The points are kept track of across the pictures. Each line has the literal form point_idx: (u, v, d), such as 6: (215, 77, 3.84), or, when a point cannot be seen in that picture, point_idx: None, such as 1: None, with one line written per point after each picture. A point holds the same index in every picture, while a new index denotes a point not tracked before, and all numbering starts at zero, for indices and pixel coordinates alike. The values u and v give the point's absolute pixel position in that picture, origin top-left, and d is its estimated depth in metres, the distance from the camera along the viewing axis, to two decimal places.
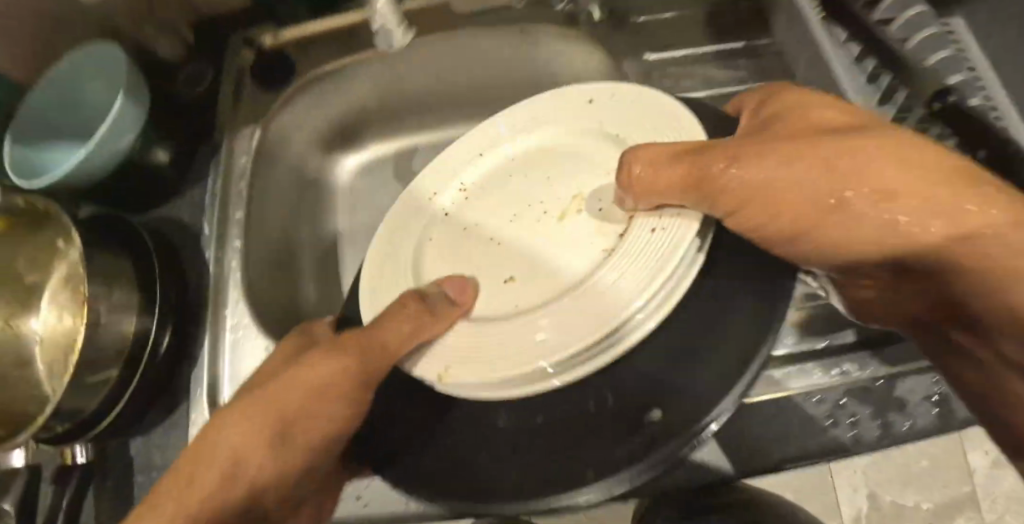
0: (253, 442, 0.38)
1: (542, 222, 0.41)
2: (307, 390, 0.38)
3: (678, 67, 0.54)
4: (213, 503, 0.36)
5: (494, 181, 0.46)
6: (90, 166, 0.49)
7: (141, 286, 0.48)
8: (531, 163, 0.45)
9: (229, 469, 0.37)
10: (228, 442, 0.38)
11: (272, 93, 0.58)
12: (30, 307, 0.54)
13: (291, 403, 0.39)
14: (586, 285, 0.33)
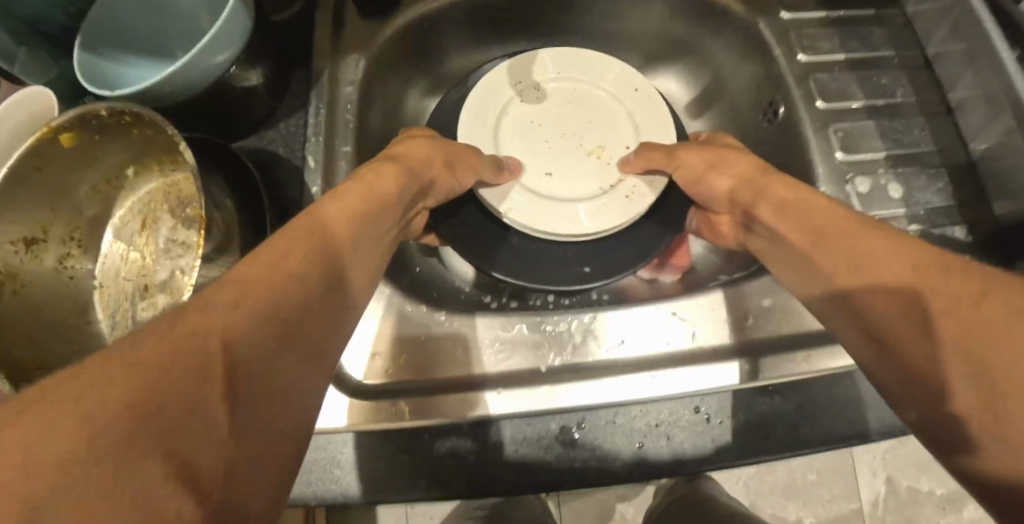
0: (287, 283, 0.29)
1: (566, 159, 0.51)
2: (253, 275, 0.28)
3: (813, 28, 0.52)
4: (210, 334, 0.24)
5: (538, 122, 0.52)
6: (194, 77, 0.42)
7: (249, 218, 0.43)
8: (559, 113, 0.52)
9: (264, 312, 0.27)
10: (278, 279, 0.28)
11: (376, 22, 0.52)
12: (92, 245, 0.47)
13: (236, 298, 0.26)
14: (597, 198, 0.49)
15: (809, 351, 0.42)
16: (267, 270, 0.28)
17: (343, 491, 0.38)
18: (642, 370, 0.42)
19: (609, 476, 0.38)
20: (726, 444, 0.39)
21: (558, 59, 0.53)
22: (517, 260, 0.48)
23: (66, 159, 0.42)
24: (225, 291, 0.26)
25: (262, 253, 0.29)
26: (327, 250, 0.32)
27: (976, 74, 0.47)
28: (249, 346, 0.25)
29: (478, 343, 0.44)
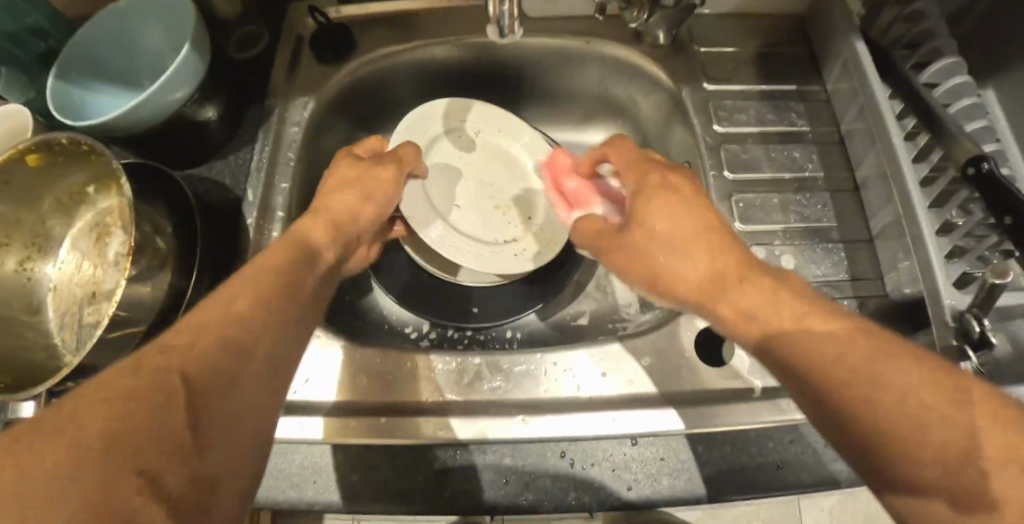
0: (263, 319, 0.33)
1: (478, 210, 0.59)
2: (249, 310, 0.33)
3: (733, 101, 0.55)
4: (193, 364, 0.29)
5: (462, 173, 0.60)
6: (151, 113, 0.47)
7: (185, 239, 0.47)
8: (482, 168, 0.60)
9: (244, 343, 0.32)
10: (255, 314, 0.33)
11: (328, 67, 0.57)
12: (51, 251, 0.52)
13: (243, 339, 0.32)
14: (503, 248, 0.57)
15: (694, 413, 0.45)
16: (263, 308, 0.34)
17: (303, 504, 0.44)
18: (515, 416, 0.45)
19: (479, 505, 0.43)
20: (589, 488, 0.44)
21: (494, 121, 0.61)
22: (434, 298, 0.56)
23: (29, 175, 0.48)
24: (229, 330, 0.32)
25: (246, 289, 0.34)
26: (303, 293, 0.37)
27: (873, 159, 0.50)
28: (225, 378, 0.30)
29: (395, 376, 0.47)
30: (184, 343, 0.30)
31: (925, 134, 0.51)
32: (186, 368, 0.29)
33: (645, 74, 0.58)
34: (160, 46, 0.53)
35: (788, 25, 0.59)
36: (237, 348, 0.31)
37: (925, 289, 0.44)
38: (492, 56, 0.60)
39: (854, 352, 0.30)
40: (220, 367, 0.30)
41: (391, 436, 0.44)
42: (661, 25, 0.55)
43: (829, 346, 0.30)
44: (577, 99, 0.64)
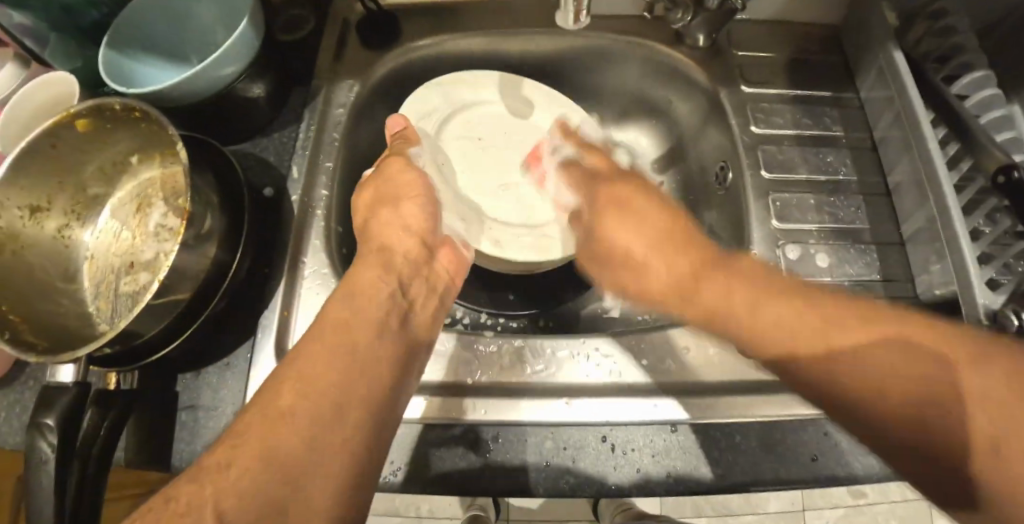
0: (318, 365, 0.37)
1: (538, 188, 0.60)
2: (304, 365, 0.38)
3: (769, 103, 0.57)
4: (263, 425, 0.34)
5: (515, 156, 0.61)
6: (203, 85, 0.47)
7: (232, 211, 0.47)
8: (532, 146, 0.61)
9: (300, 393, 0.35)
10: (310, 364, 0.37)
11: (374, 52, 0.58)
12: (90, 219, 0.52)
13: (304, 415, 0.34)
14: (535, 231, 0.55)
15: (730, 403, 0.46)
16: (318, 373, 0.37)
17: None
18: (558, 397, 0.46)
19: (518, 487, 0.43)
20: (629, 473, 0.44)
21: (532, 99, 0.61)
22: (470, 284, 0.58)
23: (77, 140, 0.48)
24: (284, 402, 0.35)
25: (300, 371, 0.36)
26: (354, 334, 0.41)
27: (907, 164, 0.51)
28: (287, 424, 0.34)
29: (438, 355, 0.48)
30: (258, 434, 0.33)
31: (955, 144, 0.52)
32: (248, 458, 0.32)
33: (684, 75, 0.59)
34: (212, 22, 0.53)
35: (823, 35, 0.61)
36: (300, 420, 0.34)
37: (959, 290, 0.46)
38: (534, 51, 0.61)
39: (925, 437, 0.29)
40: (273, 448, 0.33)
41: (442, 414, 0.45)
42: (702, 28, 0.56)
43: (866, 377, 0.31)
44: (612, 98, 0.65)
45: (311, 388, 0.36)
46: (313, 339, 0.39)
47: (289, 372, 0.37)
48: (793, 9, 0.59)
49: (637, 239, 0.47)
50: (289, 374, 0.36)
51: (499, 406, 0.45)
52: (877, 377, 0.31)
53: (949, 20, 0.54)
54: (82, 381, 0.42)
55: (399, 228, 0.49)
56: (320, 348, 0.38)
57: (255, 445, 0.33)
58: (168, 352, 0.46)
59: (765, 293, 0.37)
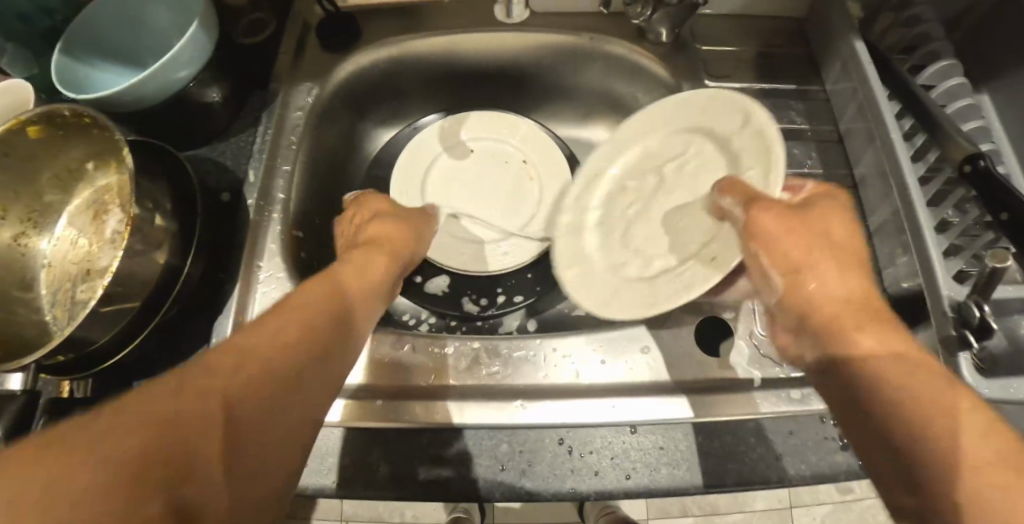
0: (269, 355, 0.33)
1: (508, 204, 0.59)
2: (264, 342, 0.33)
3: (733, 98, 0.56)
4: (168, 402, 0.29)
5: (468, 169, 0.61)
6: (155, 89, 0.47)
7: (183, 217, 0.47)
8: (494, 170, 0.61)
9: (238, 378, 0.31)
10: (275, 347, 0.34)
11: (334, 54, 0.58)
12: (47, 227, 0.52)
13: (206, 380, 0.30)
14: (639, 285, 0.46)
15: (688, 407, 0.45)
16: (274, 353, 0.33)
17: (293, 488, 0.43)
18: (514, 400, 0.45)
19: (473, 493, 0.42)
20: (586, 476, 0.43)
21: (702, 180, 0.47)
22: (435, 288, 0.57)
23: (29, 148, 0.48)
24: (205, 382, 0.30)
25: (228, 353, 0.32)
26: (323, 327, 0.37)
27: (871, 157, 0.50)
28: (209, 407, 0.30)
29: (398, 359, 0.47)
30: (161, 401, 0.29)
31: (922, 135, 0.51)
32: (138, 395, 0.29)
33: (647, 72, 0.59)
34: (166, 26, 0.53)
35: (788, 29, 0.60)
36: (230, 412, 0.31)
37: (923, 281, 0.45)
38: (498, 51, 0.61)
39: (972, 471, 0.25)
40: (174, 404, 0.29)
41: (371, 419, 0.44)
42: (664, 22, 0.55)
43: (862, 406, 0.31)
44: (577, 98, 0.64)
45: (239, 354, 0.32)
46: (260, 327, 0.34)
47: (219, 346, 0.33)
48: (756, 2, 0.59)
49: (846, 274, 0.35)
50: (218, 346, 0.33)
51: (455, 413, 0.45)
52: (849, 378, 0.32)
53: (913, 9, 0.54)
54: (32, 388, 0.43)
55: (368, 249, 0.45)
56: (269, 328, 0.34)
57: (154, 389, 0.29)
58: (119, 361, 0.45)
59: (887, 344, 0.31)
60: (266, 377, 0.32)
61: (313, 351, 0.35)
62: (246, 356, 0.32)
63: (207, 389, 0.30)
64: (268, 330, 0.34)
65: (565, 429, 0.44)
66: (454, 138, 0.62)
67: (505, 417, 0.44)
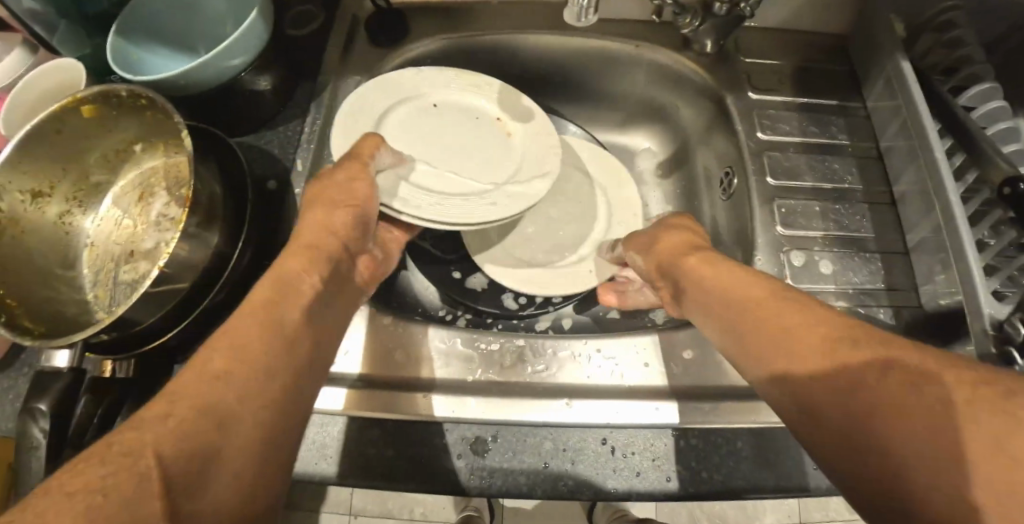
0: (249, 347, 0.35)
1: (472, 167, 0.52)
2: (239, 338, 0.35)
3: (775, 111, 0.57)
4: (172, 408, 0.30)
5: (420, 120, 0.53)
6: (211, 75, 0.47)
7: (235, 204, 0.47)
8: (444, 120, 0.54)
9: (227, 373, 0.33)
10: (249, 338, 0.35)
11: (382, 49, 0.58)
12: (91, 206, 0.52)
13: (226, 401, 0.32)
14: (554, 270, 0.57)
15: (733, 412, 0.45)
16: (254, 346, 0.35)
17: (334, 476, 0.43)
18: (560, 398, 0.45)
19: (515, 489, 0.43)
20: (627, 476, 0.43)
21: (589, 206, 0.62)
22: (474, 287, 0.57)
23: (81, 126, 0.48)
24: (206, 388, 0.32)
25: (213, 356, 0.34)
26: (290, 316, 0.38)
27: (913, 176, 0.51)
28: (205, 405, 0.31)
29: (441, 353, 0.47)
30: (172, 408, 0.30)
31: (961, 155, 0.52)
32: (171, 432, 0.29)
33: (689, 81, 0.59)
34: (221, 13, 0.54)
35: (829, 45, 0.61)
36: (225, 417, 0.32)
37: (964, 299, 0.45)
38: (542, 53, 0.61)
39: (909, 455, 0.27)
40: (209, 436, 0.30)
41: (364, 407, 0.44)
42: (711, 34, 0.56)
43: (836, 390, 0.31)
44: (617, 103, 0.66)
45: (236, 367, 0.33)
46: (233, 324, 0.36)
47: (193, 365, 0.33)
48: (800, 17, 0.59)
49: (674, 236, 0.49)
50: (196, 364, 0.33)
51: (500, 409, 0.44)
52: (787, 348, 0.35)
53: (956, 31, 0.55)
54: (78, 367, 0.42)
55: (320, 229, 0.44)
56: (246, 336, 0.35)
57: (180, 426, 0.30)
58: (163, 344, 0.45)
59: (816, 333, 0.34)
60: (251, 369, 0.34)
61: (286, 334, 0.37)
62: (227, 353, 0.34)
63: (201, 389, 0.32)
64: (241, 327, 0.36)
65: (607, 429, 0.44)
66: (408, 91, 0.53)
67: (549, 414, 0.44)
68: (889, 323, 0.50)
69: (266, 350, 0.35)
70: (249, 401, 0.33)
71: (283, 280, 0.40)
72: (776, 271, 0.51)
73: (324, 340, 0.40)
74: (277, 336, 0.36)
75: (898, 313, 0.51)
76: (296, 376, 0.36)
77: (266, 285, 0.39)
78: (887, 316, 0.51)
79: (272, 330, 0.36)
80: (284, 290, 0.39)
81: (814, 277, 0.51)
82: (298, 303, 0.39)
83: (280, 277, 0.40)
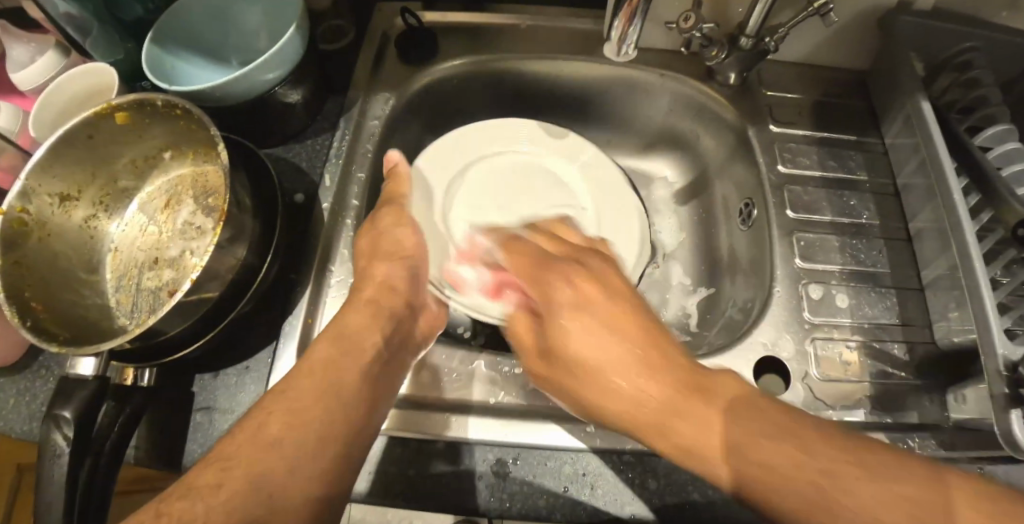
0: (314, 392, 0.39)
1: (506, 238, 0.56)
2: (305, 383, 0.40)
3: (796, 145, 0.58)
4: (256, 446, 0.36)
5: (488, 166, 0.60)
6: (244, 88, 0.48)
7: (265, 217, 0.47)
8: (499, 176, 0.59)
9: (299, 417, 0.38)
10: (319, 385, 0.40)
11: (412, 67, 0.59)
12: (117, 211, 0.52)
13: (291, 453, 0.36)
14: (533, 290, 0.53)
15: None
16: (315, 394, 0.39)
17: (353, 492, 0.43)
18: (579, 422, 0.46)
19: (534, 512, 0.43)
20: (646, 504, 0.43)
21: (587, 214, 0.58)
22: None
23: (114, 132, 0.48)
24: (276, 431, 0.37)
25: (284, 404, 0.38)
26: (351, 364, 0.42)
27: (931, 213, 0.52)
28: (280, 447, 0.36)
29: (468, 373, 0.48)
30: (245, 449, 0.35)
31: (977, 193, 0.52)
32: (218, 507, 0.32)
33: (712, 111, 0.60)
34: (256, 25, 0.54)
35: (848, 80, 0.62)
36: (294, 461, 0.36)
37: (977, 339, 0.45)
38: (567, 77, 0.62)
39: (855, 493, 0.29)
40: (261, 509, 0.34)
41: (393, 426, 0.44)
42: (735, 67, 0.57)
43: (735, 429, 0.33)
44: (637, 128, 0.67)
45: (287, 437, 0.37)
46: (303, 368, 0.41)
47: (246, 431, 0.36)
48: (822, 53, 0.61)
49: (605, 342, 0.37)
50: (251, 427, 0.36)
51: (520, 433, 0.45)
52: (597, 390, 0.38)
53: (974, 73, 0.56)
54: (103, 375, 0.41)
55: (381, 284, 0.49)
56: (306, 395, 0.39)
57: (231, 497, 0.33)
58: (187, 353, 0.45)
59: (613, 341, 0.38)
60: (315, 418, 0.38)
61: (347, 375, 0.41)
62: (297, 402, 0.38)
63: (278, 428, 0.37)
64: (305, 374, 0.40)
65: (627, 457, 0.45)
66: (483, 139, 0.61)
67: (569, 439, 0.45)
68: (903, 358, 0.51)
69: (331, 395, 0.40)
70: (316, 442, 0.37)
71: (343, 329, 0.44)
72: (793, 303, 0.52)
73: (383, 397, 0.43)
74: (342, 385, 0.41)
75: (912, 349, 0.51)
76: (359, 411, 0.40)
77: (327, 336, 0.43)
78: (902, 351, 0.51)
79: (333, 380, 0.41)
80: (343, 341, 0.43)
81: (831, 310, 0.52)
82: (361, 355, 0.43)
83: (341, 330, 0.44)
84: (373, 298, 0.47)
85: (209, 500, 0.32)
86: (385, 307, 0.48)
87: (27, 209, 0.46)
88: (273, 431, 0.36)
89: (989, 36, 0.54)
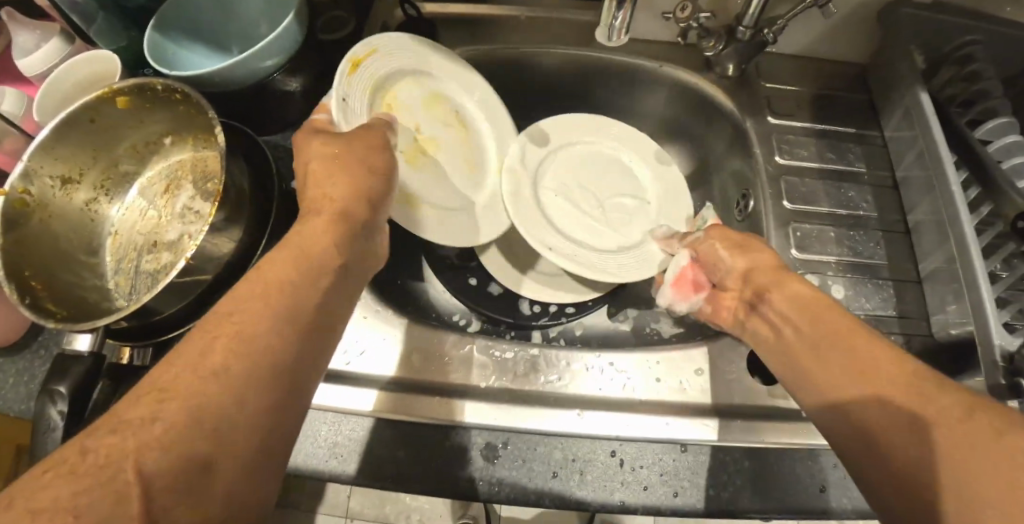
0: (264, 312, 0.35)
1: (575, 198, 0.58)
2: (256, 305, 0.35)
3: (794, 136, 0.58)
4: (199, 371, 0.32)
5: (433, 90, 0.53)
6: (244, 74, 0.48)
7: (261, 200, 0.48)
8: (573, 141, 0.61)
9: (246, 341, 0.34)
10: (270, 305, 0.36)
11: None
12: (118, 195, 0.53)
13: (236, 380, 0.32)
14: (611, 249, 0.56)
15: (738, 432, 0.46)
16: (268, 315, 0.35)
17: (344, 475, 0.43)
18: (570, 408, 0.46)
19: (523, 496, 0.43)
20: (636, 490, 0.43)
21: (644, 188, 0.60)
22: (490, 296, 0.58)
23: (116, 117, 0.49)
24: (220, 357, 0.33)
25: (232, 326, 0.34)
26: (308, 286, 0.38)
27: (929, 204, 0.51)
28: (224, 373, 0.32)
29: (460, 358, 0.48)
30: (187, 375, 0.32)
31: (976, 185, 0.51)
32: (155, 438, 0.29)
33: (710, 102, 0.60)
34: (256, 14, 0.55)
35: (848, 74, 0.62)
36: (241, 389, 0.32)
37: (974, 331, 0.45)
38: (566, 68, 0.62)
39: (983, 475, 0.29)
40: (204, 440, 0.30)
41: (385, 409, 0.45)
42: (732, 58, 0.57)
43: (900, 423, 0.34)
44: (637, 120, 0.67)
45: (235, 361, 0.33)
46: (251, 287, 0.36)
47: (186, 359, 0.32)
48: (821, 46, 0.61)
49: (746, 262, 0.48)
50: (193, 352, 0.33)
51: (511, 417, 0.45)
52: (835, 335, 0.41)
53: (975, 66, 0.56)
54: (98, 352, 0.42)
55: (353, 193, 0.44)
56: (252, 315, 0.35)
57: (167, 429, 0.29)
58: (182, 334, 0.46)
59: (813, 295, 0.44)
60: (263, 341, 0.34)
61: (301, 299, 0.38)
62: (243, 324, 0.34)
63: (219, 354, 0.33)
64: (254, 294, 0.36)
65: (619, 443, 0.44)
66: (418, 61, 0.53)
67: (561, 425, 0.45)
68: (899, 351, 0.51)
69: (284, 318, 0.36)
70: (264, 370, 0.34)
71: (305, 247, 0.40)
72: None
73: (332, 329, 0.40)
74: (295, 307, 0.37)
75: (909, 341, 0.51)
76: (313, 346, 0.37)
77: (285, 252, 0.39)
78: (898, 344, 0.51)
79: (286, 300, 0.37)
80: (302, 259, 0.39)
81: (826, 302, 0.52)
82: (317, 277, 0.39)
83: (300, 248, 0.40)
84: (336, 212, 0.43)
85: (140, 434, 0.29)
86: (353, 228, 0.44)
87: (29, 190, 0.46)
88: (216, 358, 0.33)
89: (991, 28, 0.54)
